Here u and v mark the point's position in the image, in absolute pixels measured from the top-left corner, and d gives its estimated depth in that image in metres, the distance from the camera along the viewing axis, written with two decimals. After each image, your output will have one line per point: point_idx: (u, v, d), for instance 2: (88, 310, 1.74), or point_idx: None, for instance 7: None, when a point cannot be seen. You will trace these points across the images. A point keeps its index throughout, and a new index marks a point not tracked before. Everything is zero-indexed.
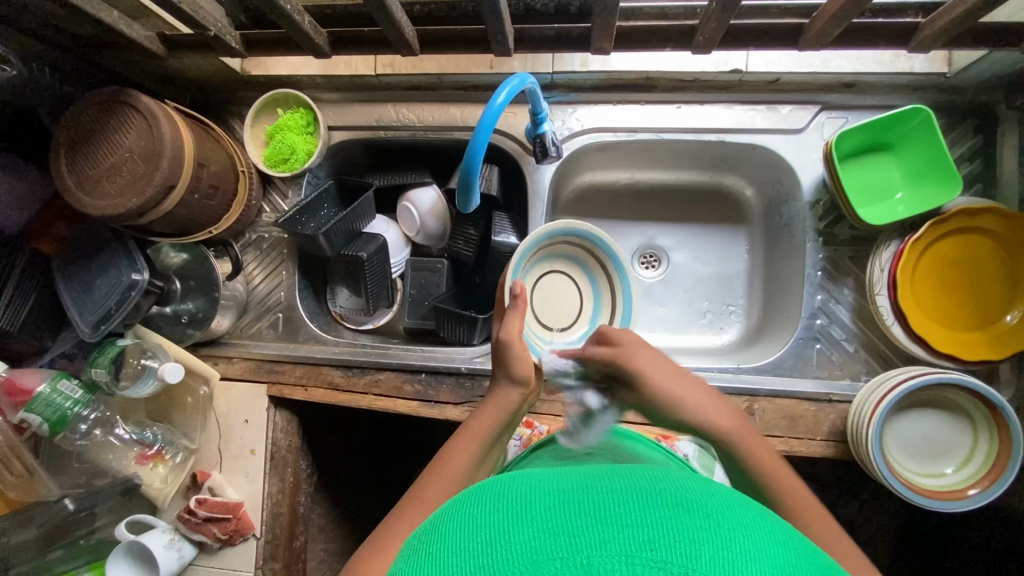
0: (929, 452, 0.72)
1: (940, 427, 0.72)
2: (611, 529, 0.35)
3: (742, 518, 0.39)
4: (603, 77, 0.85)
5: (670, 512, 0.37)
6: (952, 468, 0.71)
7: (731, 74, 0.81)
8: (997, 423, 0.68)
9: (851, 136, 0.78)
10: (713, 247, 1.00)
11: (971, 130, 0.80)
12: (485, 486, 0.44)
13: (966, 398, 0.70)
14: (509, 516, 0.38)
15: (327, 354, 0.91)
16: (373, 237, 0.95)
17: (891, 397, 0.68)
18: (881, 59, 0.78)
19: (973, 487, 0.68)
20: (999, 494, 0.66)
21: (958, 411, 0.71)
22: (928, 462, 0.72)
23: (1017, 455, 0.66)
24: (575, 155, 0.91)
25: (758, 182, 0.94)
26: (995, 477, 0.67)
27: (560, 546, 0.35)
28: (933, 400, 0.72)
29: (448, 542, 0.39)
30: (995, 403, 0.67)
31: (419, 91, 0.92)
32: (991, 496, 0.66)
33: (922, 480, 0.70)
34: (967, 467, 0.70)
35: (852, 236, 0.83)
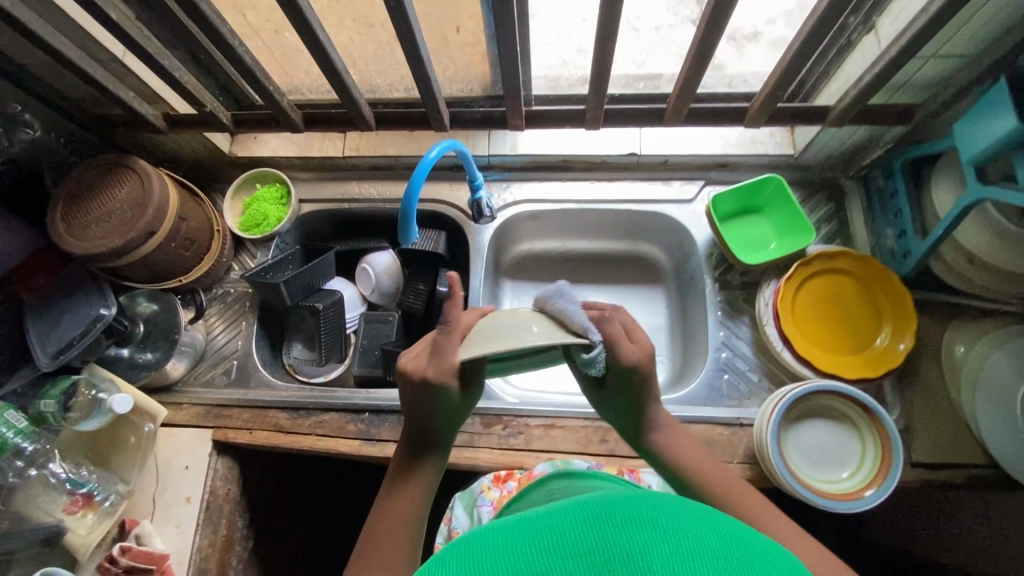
0: (828, 462, 0.79)
1: (833, 435, 0.79)
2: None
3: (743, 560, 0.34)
4: (529, 159, 1.04)
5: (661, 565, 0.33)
6: (849, 473, 0.77)
7: (629, 155, 1.01)
8: (876, 425, 0.76)
9: (727, 199, 0.96)
10: (636, 304, 1.13)
11: (824, 199, 1.00)
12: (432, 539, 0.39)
13: (840, 402, 0.78)
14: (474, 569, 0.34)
15: (276, 398, 0.95)
16: (331, 293, 1.05)
17: (770, 411, 0.78)
18: (743, 145, 1.00)
19: (868, 488, 0.74)
20: (892, 488, 0.72)
21: (844, 419, 0.79)
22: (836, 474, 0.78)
23: (898, 451, 0.74)
24: (510, 222, 1.07)
25: (667, 247, 1.11)
26: (885, 475, 0.74)
27: None
28: (818, 413, 0.80)
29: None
30: (859, 399, 0.76)
31: (380, 171, 1.09)
32: (885, 493, 0.72)
33: (825, 486, 0.76)
34: (861, 471, 0.76)
35: (743, 282, 0.97)
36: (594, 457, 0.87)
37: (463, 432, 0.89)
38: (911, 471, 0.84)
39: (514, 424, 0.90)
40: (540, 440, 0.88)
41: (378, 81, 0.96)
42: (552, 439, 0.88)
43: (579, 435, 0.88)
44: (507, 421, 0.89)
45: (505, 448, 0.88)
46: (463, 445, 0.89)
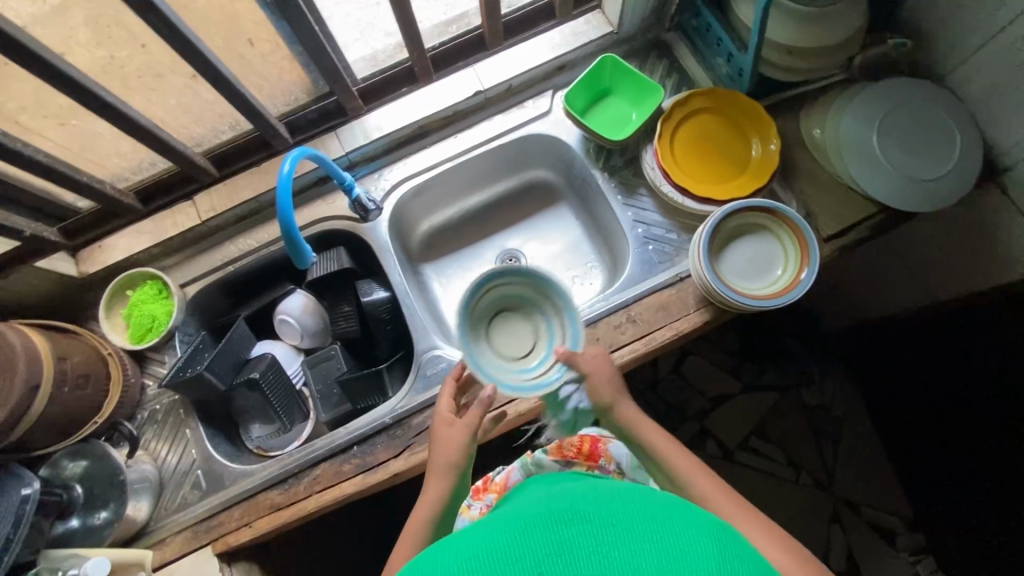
0: (764, 269, 0.86)
1: (756, 246, 0.86)
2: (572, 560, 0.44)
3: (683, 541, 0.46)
4: (387, 140, 1.02)
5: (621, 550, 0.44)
6: (782, 269, 0.85)
7: (476, 96, 1.02)
8: (783, 219, 0.85)
9: (576, 95, 1.00)
10: (549, 229, 1.17)
11: (657, 59, 1.07)
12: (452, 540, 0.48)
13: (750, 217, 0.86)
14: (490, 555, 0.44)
15: (259, 480, 0.89)
16: (262, 357, 0.99)
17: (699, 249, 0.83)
18: (567, 42, 1.03)
19: (803, 271, 0.82)
20: (818, 261, 0.82)
21: (758, 228, 0.87)
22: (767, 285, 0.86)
23: (808, 230, 0.83)
24: (400, 207, 1.04)
25: (549, 164, 1.14)
26: (808, 254, 0.82)
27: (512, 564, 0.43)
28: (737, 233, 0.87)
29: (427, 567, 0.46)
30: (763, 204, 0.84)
31: (247, 219, 1.02)
32: (816, 268, 0.81)
33: (771, 289, 0.83)
34: (790, 262, 0.85)
35: (627, 160, 1.02)
36: None
37: None
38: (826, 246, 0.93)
39: None
40: None
41: (198, 130, 0.96)
42: None
43: None
44: None
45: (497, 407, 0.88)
46: None
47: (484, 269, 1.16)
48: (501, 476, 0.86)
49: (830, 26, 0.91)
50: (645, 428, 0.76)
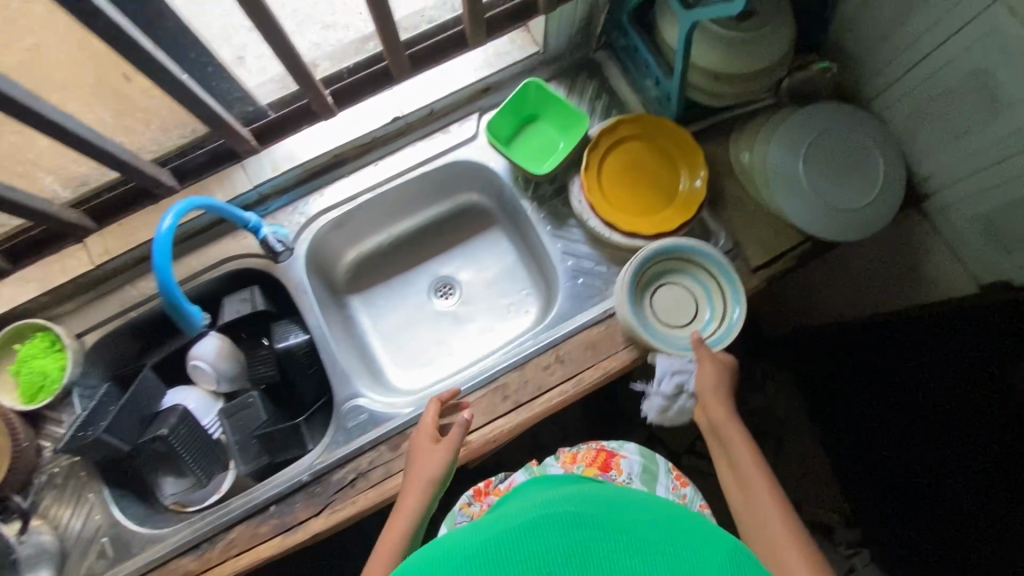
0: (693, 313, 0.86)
1: (685, 290, 0.87)
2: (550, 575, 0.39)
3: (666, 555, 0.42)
4: (299, 171, 0.95)
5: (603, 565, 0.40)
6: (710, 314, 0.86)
7: (394, 122, 0.96)
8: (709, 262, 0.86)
9: (500, 122, 0.94)
10: (483, 255, 1.12)
11: (587, 78, 1.02)
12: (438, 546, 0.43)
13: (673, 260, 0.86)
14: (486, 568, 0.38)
15: (170, 546, 0.84)
16: (174, 407, 0.93)
17: (626, 288, 0.83)
18: (491, 63, 0.98)
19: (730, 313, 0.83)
20: (745, 303, 0.83)
21: (687, 271, 0.87)
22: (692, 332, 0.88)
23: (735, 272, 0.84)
24: (319, 242, 0.97)
25: (480, 188, 1.09)
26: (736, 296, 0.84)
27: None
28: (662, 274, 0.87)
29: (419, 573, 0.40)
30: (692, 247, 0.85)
31: (147, 261, 0.94)
32: (743, 310, 0.83)
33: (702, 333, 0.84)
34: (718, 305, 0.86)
35: (556, 189, 0.98)
36: (505, 417, 0.86)
37: (376, 467, 0.85)
38: (754, 276, 0.92)
39: None
40: None
41: (82, 169, 0.88)
42: None
43: (482, 406, 0.87)
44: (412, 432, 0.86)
45: None
46: (382, 479, 0.84)
47: (416, 298, 1.11)
48: (506, 480, 0.89)
49: (755, 51, 0.88)
50: (732, 435, 0.73)
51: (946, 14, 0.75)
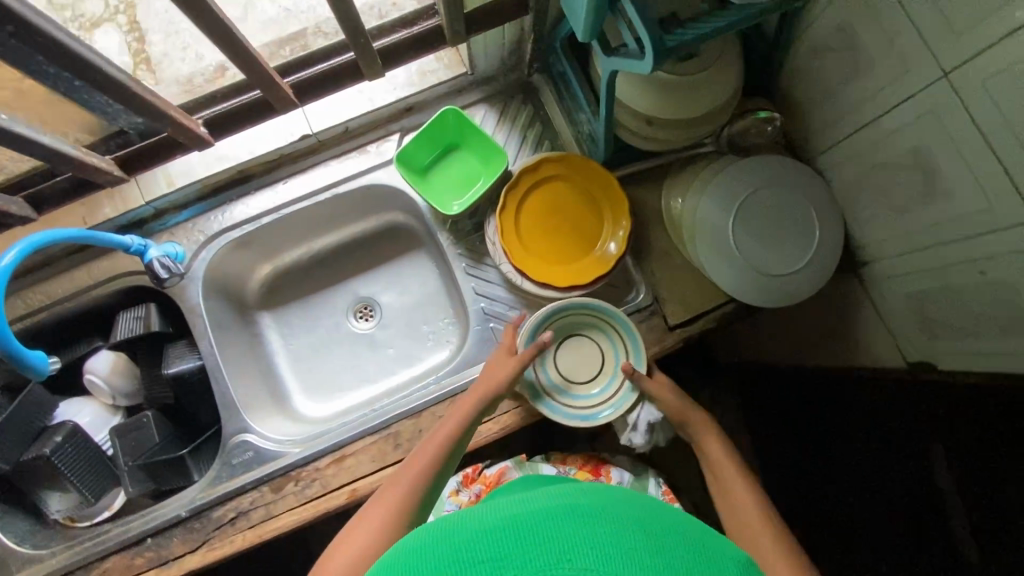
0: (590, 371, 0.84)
1: (585, 349, 0.84)
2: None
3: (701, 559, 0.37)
4: (199, 186, 0.89)
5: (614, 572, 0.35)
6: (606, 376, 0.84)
7: (303, 140, 0.90)
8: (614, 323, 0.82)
9: (417, 151, 0.88)
10: (407, 278, 1.07)
11: (522, 102, 0.94)
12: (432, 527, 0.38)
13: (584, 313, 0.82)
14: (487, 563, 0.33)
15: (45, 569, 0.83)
16: (62, 424, 0.90)
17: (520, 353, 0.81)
18: (413, 81, 0.90)
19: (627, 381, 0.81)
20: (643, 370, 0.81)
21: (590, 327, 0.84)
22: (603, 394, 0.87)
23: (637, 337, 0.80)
24: (221, 261, 0.93)
25: (406, 209, 1.03)
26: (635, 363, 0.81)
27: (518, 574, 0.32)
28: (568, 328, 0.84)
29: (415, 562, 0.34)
30: (595, 311, 0.81)
31: (36, 271, 0.91)
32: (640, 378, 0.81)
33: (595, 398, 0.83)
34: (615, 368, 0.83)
35: (475, 223, 0.92)
36: (393, 466, 0.83)
37: (257, 508, 0.83)
38: (669, 336, 0.87)
39: (305, 474, 0.84)
40: (334, 478, 0.83)
41: None
42: (347, 469, 0.83)
43: (372, 452, 0.84)
44: (297, 475, 0.83)
45: (304, 503, 0.82)
46: (262, 520, 0.82)
47: (332, 318, 1.06)
48: (495, 467, 0.86)
49: (694, 95, 0.79)
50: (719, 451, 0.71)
51: (896, 81, 0.67)
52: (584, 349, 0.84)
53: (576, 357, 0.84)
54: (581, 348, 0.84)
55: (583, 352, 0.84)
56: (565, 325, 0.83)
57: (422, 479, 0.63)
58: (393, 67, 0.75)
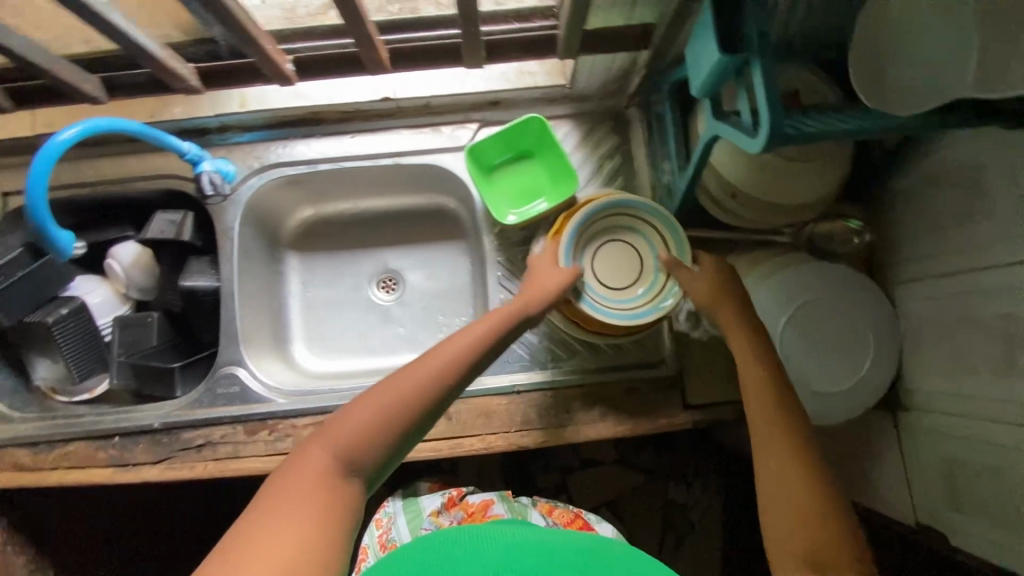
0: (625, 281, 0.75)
1: (619, 263, 0.75)
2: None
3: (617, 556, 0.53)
4: (268, 115, 0.89)
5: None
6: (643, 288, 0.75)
7: (384, 102, 0.87)
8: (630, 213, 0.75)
9: (490, 148, 0.85)
10: (440, 264, 1.05)
11: (608, 131, 0.90)
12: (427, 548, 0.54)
13: (600, 215, 0.75)
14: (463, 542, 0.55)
15: (13, 433, 0.84)
16: (70, 299, 0.91)
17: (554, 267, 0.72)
18: (509, 77, 0.87)
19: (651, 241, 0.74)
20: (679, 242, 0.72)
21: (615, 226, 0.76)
22: (630, 409, 0.83)
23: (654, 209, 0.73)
24: (267, 193, 0.92)
25: (460, 197, 1.02)
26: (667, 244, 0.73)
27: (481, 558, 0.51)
28: (604, 258, 0.76)
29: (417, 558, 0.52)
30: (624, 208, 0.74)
31: (92, 147, 0.93)
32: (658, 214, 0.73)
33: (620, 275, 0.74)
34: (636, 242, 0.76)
35: (523, 237, 0.89)
36: None
37: (226, 443, 0.82)
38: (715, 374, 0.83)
39: (282, 426, 0.83)
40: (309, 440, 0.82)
41: None
42: None
43: None
44: (274, 425, 0.83)
45: (272, 453, 0.82)
46: (226, 456, 0.82)
47: (356, 280, 1.06)
48: (480, 497, 0.84)
49: (790, 183, 0.74)
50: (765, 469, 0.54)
51: (1013, 239, 0.61)
52: (611, 252, 0.76)
53: (611, 277, 0.75)
54: (618, 270, 0.75)
55: (608, 257, 0.76)
56: (599, 241, 0.76)
57: (451, 368, 0.54)
58: (494, 60, 0.73)
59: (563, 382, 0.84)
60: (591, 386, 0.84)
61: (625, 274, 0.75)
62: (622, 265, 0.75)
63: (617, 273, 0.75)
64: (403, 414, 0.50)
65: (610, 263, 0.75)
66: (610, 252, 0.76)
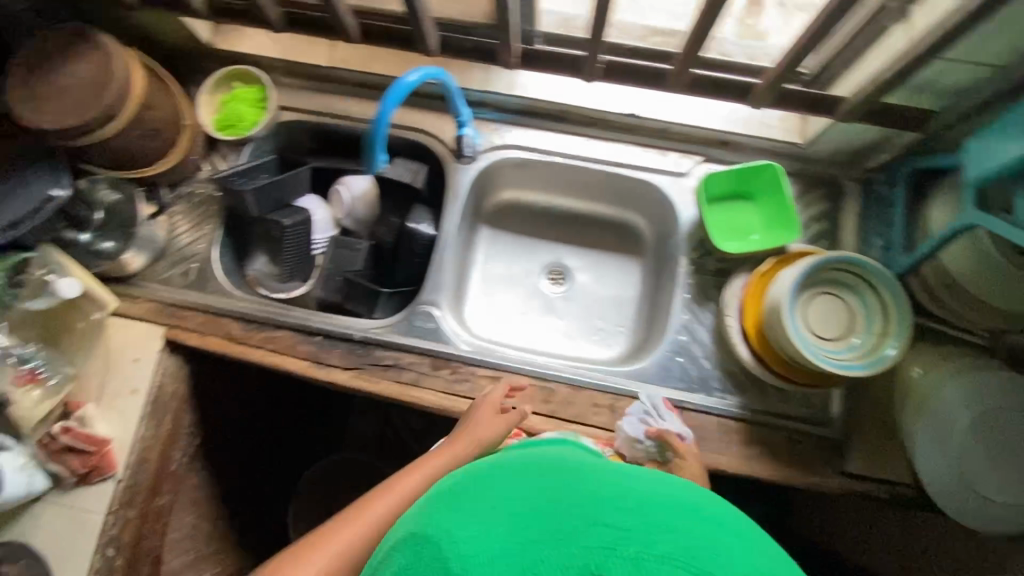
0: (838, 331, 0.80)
1: (830, 314, 0.80)
2: (475, 534, 0.40)
3: (653, 478, 0.46)
4: (525, 102, 0.99)
5: (547, 512, 0.41)
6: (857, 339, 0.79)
7: (629, 116, 0.96)
8: (848, 270, 0.80)
9: (718, 180, 0.92)
10: (611, 273, 1.11)
11: (820, 196, 0.96)
12: (443, 500, 0.46)
13: (834, 271, 0.81)
14: (473, 498, 0.44)
15: (232, 306, 0.95)
16: (301, 211, 1.02)
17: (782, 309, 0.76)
18: (750, 124, 0.94)
19: (866, 296, 0.79)
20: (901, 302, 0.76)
21: (829, 280, 0.81)
22: (781, 450, 0.88)
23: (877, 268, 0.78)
24: (496, 167, 1.02)
25: (651, 217, 1.07)
26: (886, 303, 0.77)
27: (517, 534, 0.40)
28: (815, 307, 0.81)
29: (446, 510, 0.44)
30: (847, 262, 0.78)
31: (365, 89, 1.03)
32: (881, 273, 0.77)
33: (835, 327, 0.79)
34: (850, 296, 0.80)
35: (718, 268, 0.94)
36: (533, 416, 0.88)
37: (410, 370, 0.91)
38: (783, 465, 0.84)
39: (462, 371, 0.91)
40: (484, 390, 0.89)
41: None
42: (496, 390, 0.90)
43: (522, 391, 0.90)
44: (456, 367, 0.91)
45: (449, 392, 0.90)
46: (408, 382, 0.90)
47: (530, 265, 1.14)
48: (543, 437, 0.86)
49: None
50: None
51: None
52: (822, 304, 0.81)
53: (822, 326, 0.80)
54: (829, 321, 0.80)
55: (820, 307, 0.81)
56: (814, 290, 0.81)
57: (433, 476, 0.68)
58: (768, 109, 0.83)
59: (727, 413, 0.88)
60: (749, 423, 0.88)
61: (837, 325, 0.80)
62: (832, 317, 0.80)
63: (826, 324, 0.80)
64: (349, 558, 0.61)
65: (821, 313, 0.81)
66: (823, 302, 0.81)
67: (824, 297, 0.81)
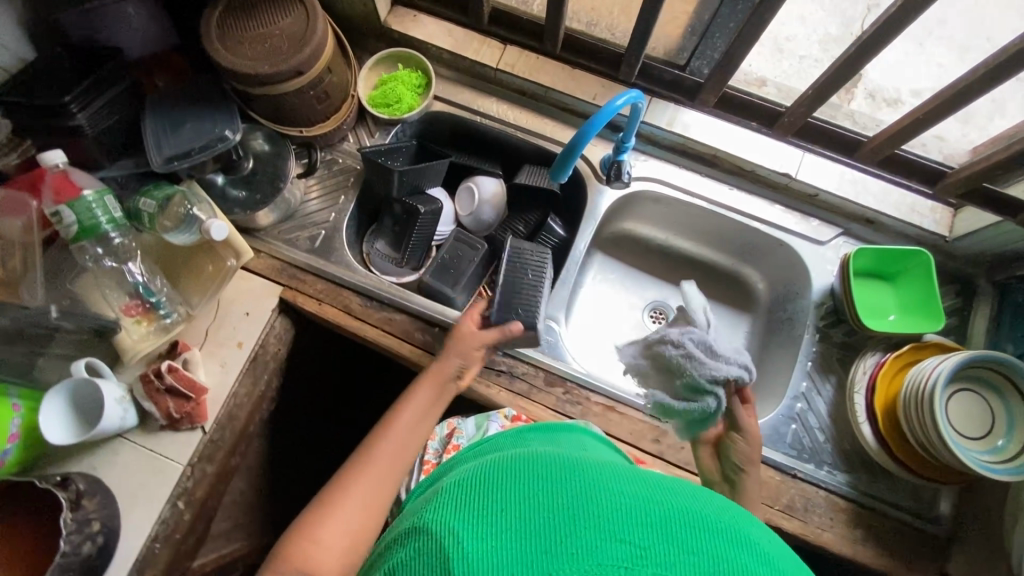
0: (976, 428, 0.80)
1: (969, 410, 0.80)
2: (485, 541, 0.35)
3: (667, 489, 0.40)
4: (679, 140, 0.99)
5: (565, 516, 0.36)
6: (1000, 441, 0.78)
7: (782, 175, 0.96)
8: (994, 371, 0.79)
9: (864, 258, 0.92)
10: (716, 323, 1.10)
11: (952, 291, 0.96)
12: (451, 497, 0.42)
13: (979, 369, 0.80)
14: (487, 490, 0.40)
15: (354, 280, 0.94)
16: (434, 200, 1.01)
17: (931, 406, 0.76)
18: (900, 207, 0.95)
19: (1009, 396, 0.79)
20: None
21: (971, 376, 0.81)
22: (891, 543, 0.83)
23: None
24: (634, 194, 1.03)
25: (771, 277, 1.07)
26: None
27: (528, 531, 0.35)
28: (957, 404, 0.80)
29: (448, 508, 0.40)
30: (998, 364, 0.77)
31: (523, 97, 1.04)
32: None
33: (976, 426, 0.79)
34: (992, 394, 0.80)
35: (842, 342, 0.95)
36: (641, 453, 0.85)
37: (523, 380, 0.89)
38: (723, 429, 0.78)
39: (575, 393, 0.89)
40: (595, 417, 0.87)
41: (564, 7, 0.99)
42: (607, 419, 0.87)
43: (634, 426, 0.87)
44: (570, 388, 0.89)
45: (558, 411, 0.87)
46: (518, 392, 0.88)
47: (635, 299, 1.13)
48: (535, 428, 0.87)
49: None
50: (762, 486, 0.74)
51: None
52: (963, 402, 0.80)
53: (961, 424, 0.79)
54: (968, 417, 0.80)
55: (961, 403, 0.80)
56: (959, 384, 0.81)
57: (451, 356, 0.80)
58: None
59: (837, 490, 0.86)
60: (858, 506, 0.85)
61: (976, 423, 0.80)
62: (972, 415, 0.80)
63: (965, 421, 0.80)
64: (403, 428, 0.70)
65: (962, 409, 0.80)
66: (964, 398, 0.80)
67: (965, 394, 0.81)
